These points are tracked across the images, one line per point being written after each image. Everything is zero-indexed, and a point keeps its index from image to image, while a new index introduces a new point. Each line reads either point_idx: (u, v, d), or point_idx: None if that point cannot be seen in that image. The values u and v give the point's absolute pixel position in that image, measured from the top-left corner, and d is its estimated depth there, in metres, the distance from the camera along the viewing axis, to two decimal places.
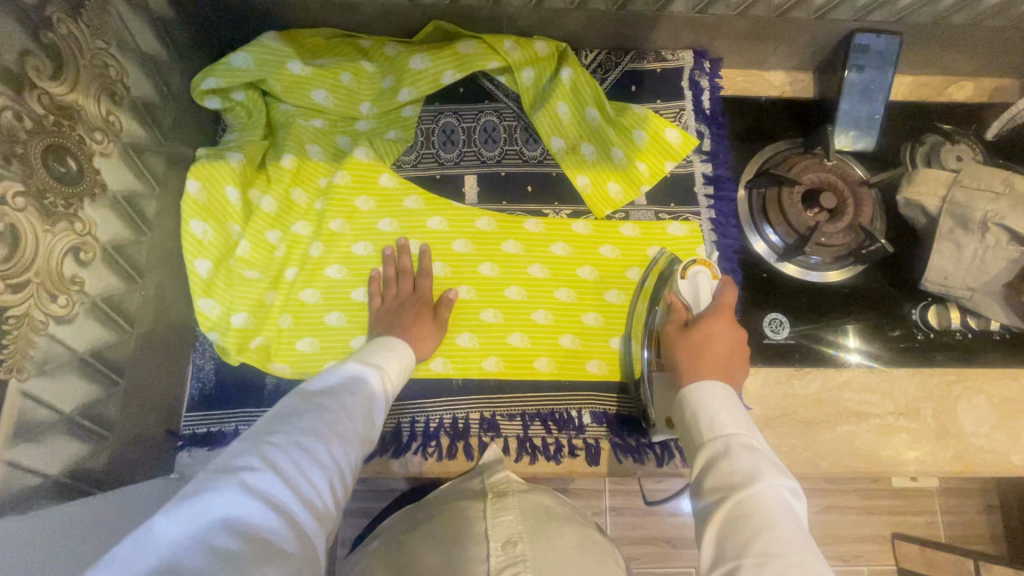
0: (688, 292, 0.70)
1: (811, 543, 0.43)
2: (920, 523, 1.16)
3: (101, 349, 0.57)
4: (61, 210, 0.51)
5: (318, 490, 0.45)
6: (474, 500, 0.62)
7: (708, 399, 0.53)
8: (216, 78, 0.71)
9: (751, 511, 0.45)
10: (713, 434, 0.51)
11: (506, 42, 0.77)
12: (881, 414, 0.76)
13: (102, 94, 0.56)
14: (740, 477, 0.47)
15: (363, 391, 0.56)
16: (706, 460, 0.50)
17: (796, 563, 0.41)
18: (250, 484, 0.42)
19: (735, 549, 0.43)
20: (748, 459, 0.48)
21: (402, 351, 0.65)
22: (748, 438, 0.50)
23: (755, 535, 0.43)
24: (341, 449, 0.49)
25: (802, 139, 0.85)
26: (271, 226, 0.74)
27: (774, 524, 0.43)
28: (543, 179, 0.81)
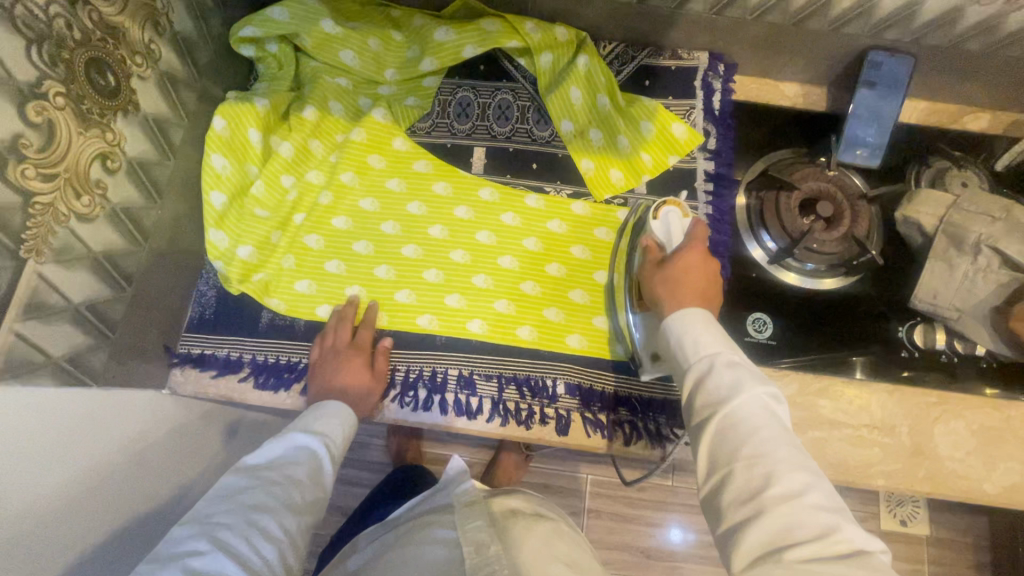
0: (662, 230, 0.71)
1: (790, 436, 0.51)
2: None
3: (114, 255, 0.61)
4: (96, 117, 0.56)
5: (268, 559, 0.52)
6: (442, 512, 0.75)
7: (688, 327, 0.59)
8: (253, 28, 0.77)
9: (740, 420, 0.51)
10: (698, 357, 0.57)
11: (528, 24, 0.81)
12: (855, 426, 0.76)
13: (148, 23, 0.62)
14: (726, 391, 0.53)
15: (308, 460, 0.62)
16: (694, 383, 0.56)
17: (780, 456, 0.48)
18: (198, 567, 0.48)
19: (728, 456, 0.50)
20: (731, 373, 0.54)
21: (344, 414, 0.69)
22: (729, 353, 0.56)
23: (743, 439, 0.50)
24: (288, 518, 0.56)
25: (806, 149, 0.86)
26: (286, 171, 0.79)
27: (759, 426, 0.50)
28: (549, 158, 0.84)
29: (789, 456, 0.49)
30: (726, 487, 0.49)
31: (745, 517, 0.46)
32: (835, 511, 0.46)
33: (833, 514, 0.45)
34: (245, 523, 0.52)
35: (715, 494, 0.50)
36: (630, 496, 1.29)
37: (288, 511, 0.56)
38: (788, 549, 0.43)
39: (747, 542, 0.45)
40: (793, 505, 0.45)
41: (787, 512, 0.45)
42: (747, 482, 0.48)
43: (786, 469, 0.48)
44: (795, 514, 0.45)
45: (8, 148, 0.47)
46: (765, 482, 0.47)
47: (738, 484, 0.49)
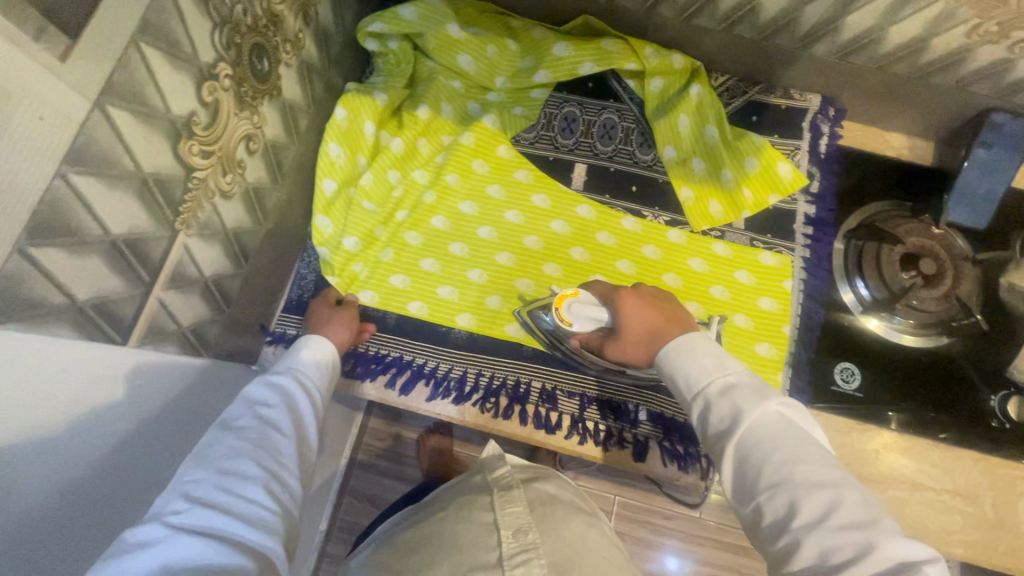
0: (591, 324, 0.68)
1: (811, 452, 0.51)
2: None
3: (240, 232, 0.63)
4: (249, 100, 0.57)
5: (255, 503, 0.50)
6: (479, 494, 0.72)
7: (672, 357, 0.62)
8: (381, 24, 0.79)
9: (749, 446, 0.53)
10: (694, 394, 0.59)
11: (646, 48, 0.82)
12: (936, 489, 0.75)
13: (301, 12, 0.63)
14: (727, 425, 0.55)
15: (283, 403, 0.60)
16: (701, 424, 0.58)
17: (799, 479, 0.49)
18: (179, 523, 0.46)
19: (755, 489, 0.51)
20: (732, 404, 0.55)
21: (316, 343, 0.67)
22: (716, 381, 0.58)
23: (760, 468, 0.51)
24: (265, 461, 0.53)
25: (910, 205, 0.84)
26: (394, 166, 0.80)
27: (773, 452, 0.51)
28: (649, 183, 0.84)
29: (806, 476, 0.49)
30: (761, 515, 0.50)
31: (783, 549, 0.47)
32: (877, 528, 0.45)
33: (865, 530, 0.45)
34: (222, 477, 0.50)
35: (755, 522, 0.51)
36: (662, 525, 1.27)
37: (267, 456, 0.54)
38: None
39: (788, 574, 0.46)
40: (822, 531, 0.46)
41: (819, 536, 0.46)
42: (773, 514, 0.49)
43: (801, 490, 0.48)
44: (825, 543, 0.45)
45: (183, 125, 0.49)
46: (790, 512, 0.48)
47: (768, 516, 0.50)
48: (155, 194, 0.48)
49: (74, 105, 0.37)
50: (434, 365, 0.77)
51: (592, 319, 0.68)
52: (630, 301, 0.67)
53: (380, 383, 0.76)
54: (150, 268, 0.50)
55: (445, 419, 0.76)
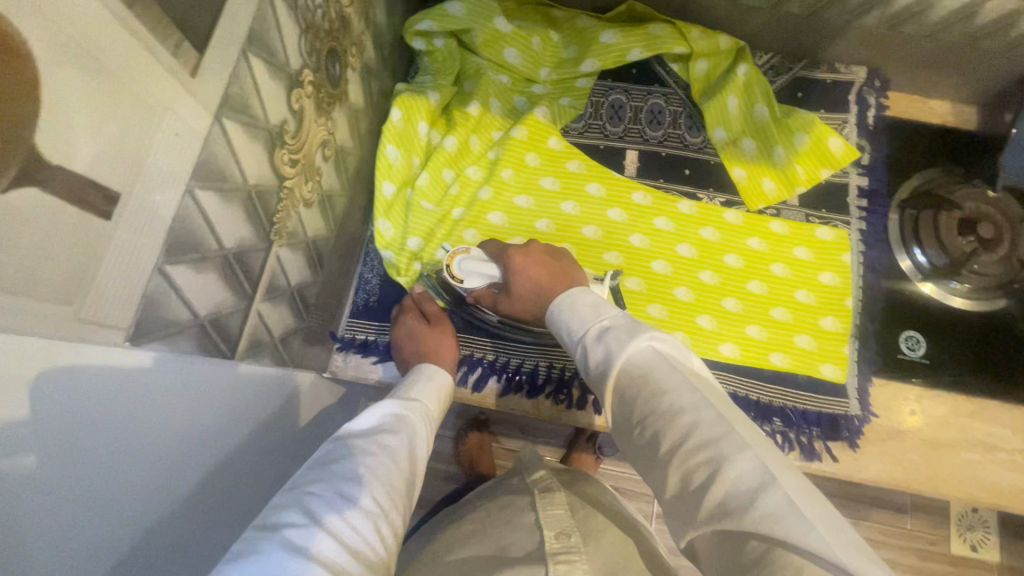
0: (476, 280, 0.68)
1: (666, 372, 0.46)
2: None
3: (317, 239, 0.63)
4: (325, 105, 0.57)
5: (367, 541, 0.43)
6: (520, 495, 0.71)
7: (568, 313, 0.56)
8: (429, 22, 0.78)
9: (632, 378, 0.47)
10: (577, 340, 0.54)
11: (694, 30, 0.81)
12: (1009, 450, 0.75)
13: (363, 14, 0.63)
14: (601, 366, 0.49)
15: (403, 428, 0.55)
16: (583, 366, 0.52)
17: (646, 402, 0.45)
18: (297, 536, 0.40)
19: (631, 422, 0.46)
20: (602, 343, 0.50)
21: (437, 378, 0.65)
22: (596, 326, 0.52)
23: (635, 400, 0.46)
24: (382, 492, 0.48)
25: (962, 170, 0.85)
26: (449, 165, 0.80)
27: (640, 381, 0.46)
28: (701, 165, 0.85)
29: (668, 400, 0.43)
30: (642, 447, 0.45)
31: (664, 483, 0.42)
32: (705, 437, 0.40)
33: (708, 445, 0.40)
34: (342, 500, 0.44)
35: (638, 454, 0.46)
36: None
37: (382, 485, 0.48)
38: (697, 507, 0.39)
39: (672, 508, 0.42)
40: (683, 453, 0.41)
41: (688, 464, 0.41)
42: (648, 447, 0.44)
43: (666, 417, 0.43)
44: (685, 464, 0.40)
45: (277, 134, 0.48)
46: (657, 441, 0.43)
47: (646, 449, 0.45)
48: (256, 205, 0.48)
49: (199, 119, 0.37)
50: (504, 360, 0.77)
51: (480, 276, 0.67)
52: (521, 260, 0.66)
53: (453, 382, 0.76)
54: (252, 281, 0.50)
55: (519, 413, 0.77)
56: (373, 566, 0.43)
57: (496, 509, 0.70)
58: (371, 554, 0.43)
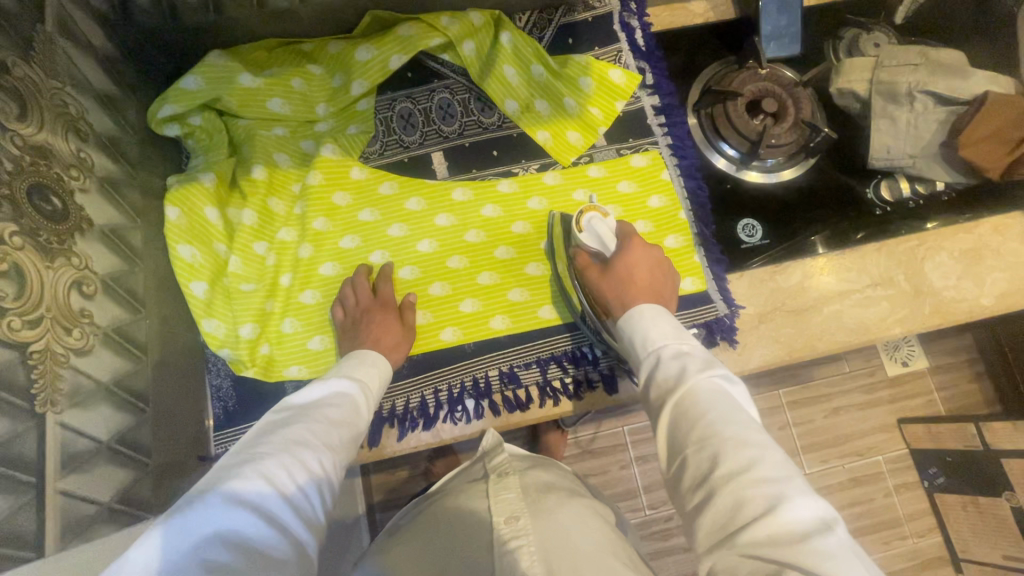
0: (595, 240, 0.73)
1: (735, 413, 0.50)
2: (920, 403, 1.35)
3: (123, 379, 0.58)
4: (57, 246, 0.52)
5: (309, 500, 0.49)
6: (477, 482, 0.69)
7: (641, 322, 0.62)
8: (171, 105, 0.73)
9: (688, 403, 0.52)
10: (648, 351, 0.59)
11: (442, 17, 0.80)
12: (860, 289, 0.82)
13: (69, 132, 0.57)
14: (673, 380, 0.55)
15: (346, 402, 0.60)
16: (648, 378, 0.58)
17: (706, 428, 0.49)
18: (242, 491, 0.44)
19: (681, 442, 0.51)
20: (681, 362, 0.56)
21: (379, 363, 0.68)
22: (682, 344, 0.58)
23: (694, 422, 0.50)
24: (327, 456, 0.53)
25: (734, 58, 0.90)
26: (257, 238, 0.76)
27: (706, 406, 0.51)
28: (506, 141, 0.85)
29: (735, 433, 0.48)
30: (687, 467, 0.49)
31: (702, 500, 0.47)
32: (772, 479, 0.45)
33: (773, 484, 0.45)
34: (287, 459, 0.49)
35: (682, 472, 0.50)
36: None
37: (327, 450, 0.53)
38: (739, 531, 0.43)
39: (706, 528, 0.45)
40: (741, 480, 0.45)
41: (744, 487, 0.45)
42: (698, 466, 0.48)
43: (730, 445, 0.47)
44: (741, 490, 0.45)
45: None
46: (712, 462, 0.47)
47: (693, 469, 0.49)
48: None
49: None
50: (391, 405, 0.75)
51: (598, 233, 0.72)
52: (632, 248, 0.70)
53: None
54: (30, 467, 0.45)
55: (424, 447, 0.75)
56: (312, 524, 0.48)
57: (450, 499, 0.67)
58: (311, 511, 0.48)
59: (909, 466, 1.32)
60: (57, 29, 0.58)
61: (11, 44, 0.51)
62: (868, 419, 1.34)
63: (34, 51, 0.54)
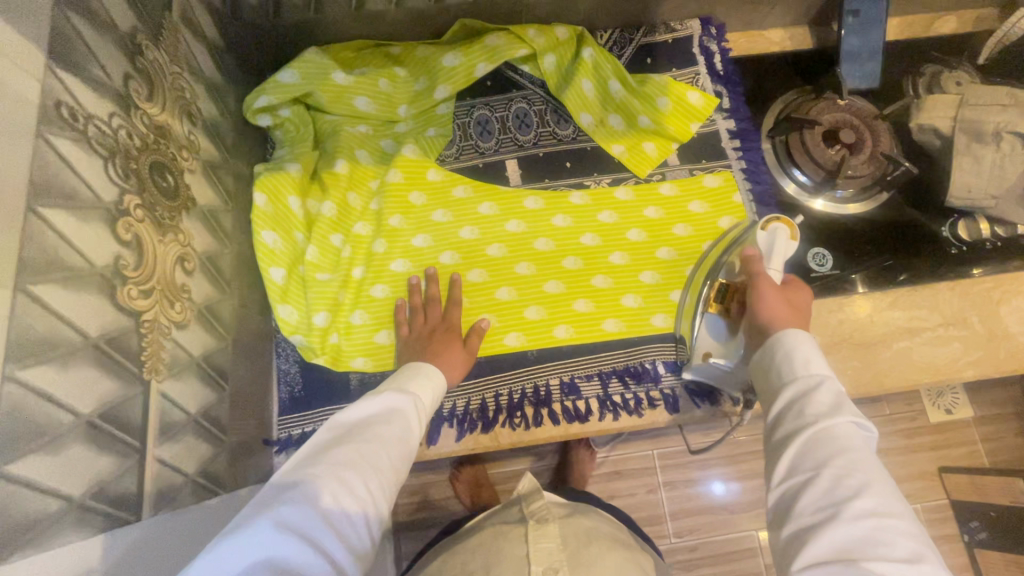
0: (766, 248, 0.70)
1: (876, 468, 0.49)
2: (963, 453, 1.34)
3: (210, 356, 0.59)
4: (168, 221, 0.54)
5: (354, 531, 0.46)
6: (515, 523, 0.70)
7: (802, 343, 0.58)
8: (267, 96, 0.75)
9: (839, 437, 0.50)
10: (808, 373, 0.56)
11: (529, 30, 0.82)
12: (931, 327, 0.80)
13: (183, 114, 0.59)
14: (826, 407, 0.53)
15: (398, 418, 0.56)
16: (796, 394, 0.55)
17: (851, 460, 0.49)
18: (289, 520, 0.44)
19: (814, 461, 0.50)
20: (838, 398, 0.53)
21: (434, 377, 0.65)
22: (840, 385, 0.55)
23: (838, 453, 0.49)
24: (377, 483, 0.50)
25: (810, 87, 0.90)
26: (333, 229, 0.78)
27: (852, 445, 0.50)
28: (580, 153, 0.86)
29: (877, 482, 0.48)
30: (806, 489, 0.49)
31: (824, 520, 0.46)
32: (914, 540, 0.45)
33: (913, 542, 0.44)
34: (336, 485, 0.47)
35: (793, 492, 0.50)
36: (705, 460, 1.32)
37: (376, 473, 0.50)
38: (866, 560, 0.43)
39: (818, 546, 0.45)
40: (879, 523, 0.45)
41: (869, 529, 0.45)
42: (832, 488, 0.48)
43: (876, 492, 0.47)
44: (878, 531, 0.45)
45: (113, 273, 0.45)
46: (851, 494, 0.47)
47: (819, 490, 0.48)
48: (110, 354, 0.44)
49: None
50: (452, 404, 0.75)
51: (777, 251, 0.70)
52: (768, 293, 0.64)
53: None
54: (136, 432, 0.46)
55: (481, 449, 0.75)
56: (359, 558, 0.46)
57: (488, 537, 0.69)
58: (356, 540, 0.46)
59: (950, 518, 1.30)
60: (180, 18, 0.61)
61: (146, 28, 0.54)
62: (910, 465, 1.33)
63: (162, 37, 0.56)
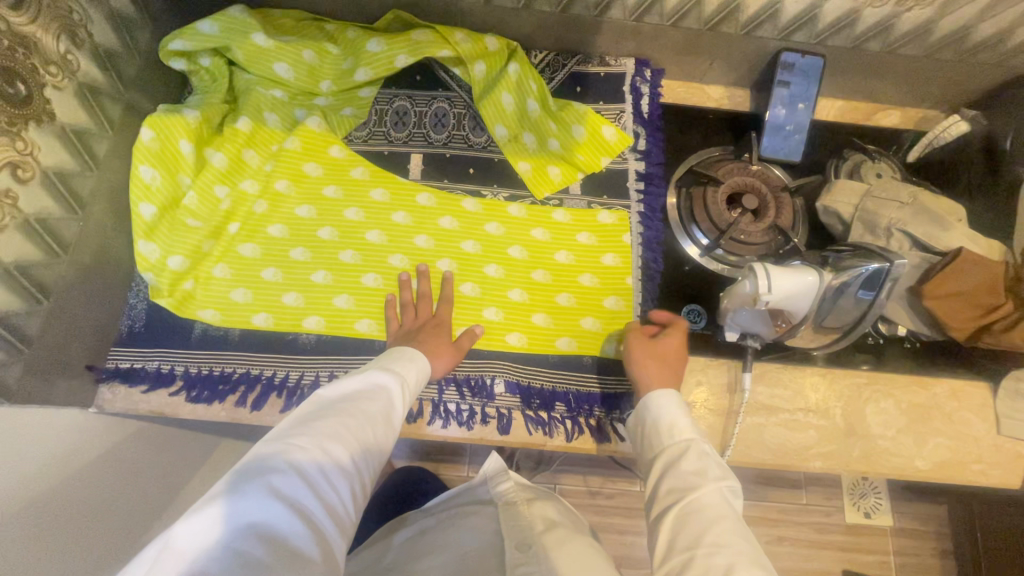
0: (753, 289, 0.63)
1: (741, 533, 0.52)
2: (871, 561, 1.32)
3: (26, 266, 0.61)
4: (4, 126, 0.56)
5: (337, 499, 0.51)
6: (483, 505, 0.72)
7: (664, 409, 0.64)
8: (183, 41, 0.77)
9: (700, 506, 0.54)
10: (671, 443, 0.61)
11: (457, 34, 0.83)
12: (791, 410, 0.78)
13: (62, 33, 0.62)
14: (692, 477, 0.57)
15: (383, 396, 0.61)
16: (668, 467, 0.60)
17: (713, 538, 0.51)
18: (278, 487, 0.48)
19: (689, 540, 0.52)
20: (699, 461, 0.59)
21: (420, 361, 0.68)
22: (703, 443, 0.61)
23: (702, 528, 0.53)
24: (359, 454, 0.55)
25: (733, 146, 0.89)
26: (220, 181, 0.79)
27: (718, 515, 0.53)
28: (486, 163, 0.86)
29: (748, 549, 0.51)
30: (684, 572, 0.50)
31: None
32: None
33: None
34: (315, 457, 0.52)
35: None
36: (598, 505, 1.30)
37: (360, 446, 0.55)
38: None
39: None
40: None
41: None
42: (708, 568, 0.50)
43: (742, 561, 0.49)
44: None
45: None
46: (727, 569, 0.49)
47: (699, 570, 0.50)
48: None
49: None
50: (285, 374, 0.74)
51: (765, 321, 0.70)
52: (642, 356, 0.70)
53: (229, 402, 0.72)
54: None
55: None
56: (342, 524, 0.51)
57: (456, 518, 0.71)
58: (341, 509, 0.51)
59: None
60: None
61: None
62: (813, 560, 1.32)
63: None
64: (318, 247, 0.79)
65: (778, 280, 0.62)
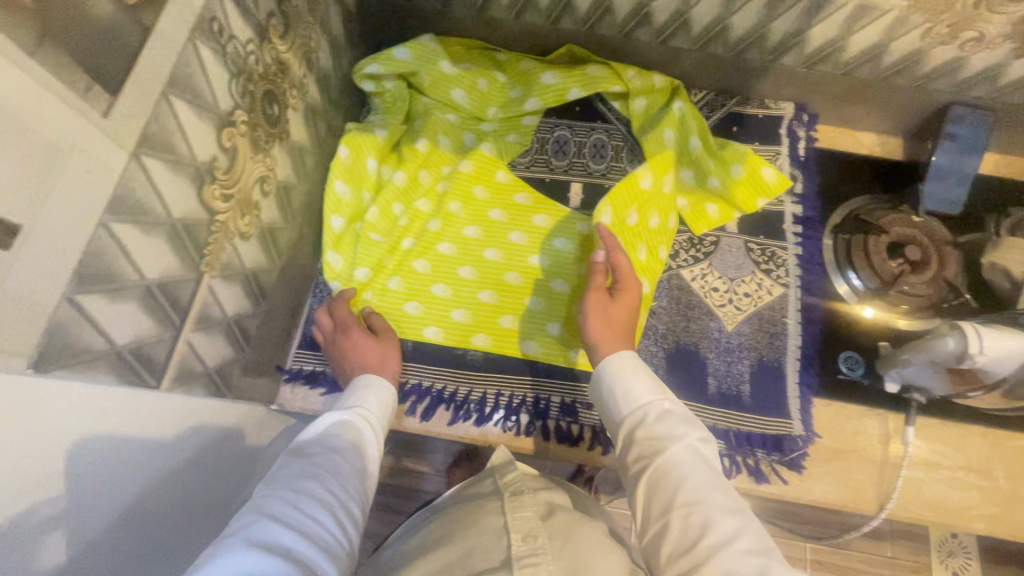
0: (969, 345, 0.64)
1: (720, 498, 0.54)
2: None
3: (258, 272, 0.65)
4: (263, 144, 0.60)
5: (324, 531, 0.49)
6: (489, 497, 0.63)
7: (618, 373, 0.66)
8: (377, 65, 0.83)
9: (671, 469, 0.57)
10: (630, 407, 0.63)
11: (629, 70, 0.87)
12: (951, 467, 0.77)
13: (304, 60, 0.67)
14: (660, 439, 0.59)
15: (347, 432, 0.61)
16: (631, 428, 0.62)
17: (708, 507, 0.53)
18: (257, 535, 0.45)
19: (673, 502, 0.55)
20: (657, 419, 0.61)
21: (379, 385, 0.68)
22: (656, 402, 0.63)
23: (677, 488, 0.55)
24: (338, 490, 0.54)
25: (886, 197, 0.89)
26: (398, 199, 0.83)
27: (694, 475, 0.56)
28: (643, 196, 0.88)
29: (728, 513, 0.53)
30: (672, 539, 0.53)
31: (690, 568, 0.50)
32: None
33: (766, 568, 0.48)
34: (291, 497, 0.50)
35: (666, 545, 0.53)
36: None
37: (337, 483, 0.54)
38: None
39: None
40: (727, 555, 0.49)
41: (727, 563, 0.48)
42: (691, 536, 0.52)
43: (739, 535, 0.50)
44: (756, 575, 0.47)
45: (206, 171, 0.51)
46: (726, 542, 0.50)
47: (678, 535, 0.53)
48: (183, 241, 0.50)
49: (117, 157, 0.40)
50: (454, 388, 0.77)
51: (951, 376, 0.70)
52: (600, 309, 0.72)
53: (400, 412, 0.76)
54: (179, 310, 0.51)
55: (469, 441, 0.76)
56: (334, 554, 0.49)
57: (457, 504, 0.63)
58: (332, 542, 0.49)
59: None
60: None
61: None
62: None
63: None
64: (485, 268, 0.82)
65: (1002, 343, 0.62)
